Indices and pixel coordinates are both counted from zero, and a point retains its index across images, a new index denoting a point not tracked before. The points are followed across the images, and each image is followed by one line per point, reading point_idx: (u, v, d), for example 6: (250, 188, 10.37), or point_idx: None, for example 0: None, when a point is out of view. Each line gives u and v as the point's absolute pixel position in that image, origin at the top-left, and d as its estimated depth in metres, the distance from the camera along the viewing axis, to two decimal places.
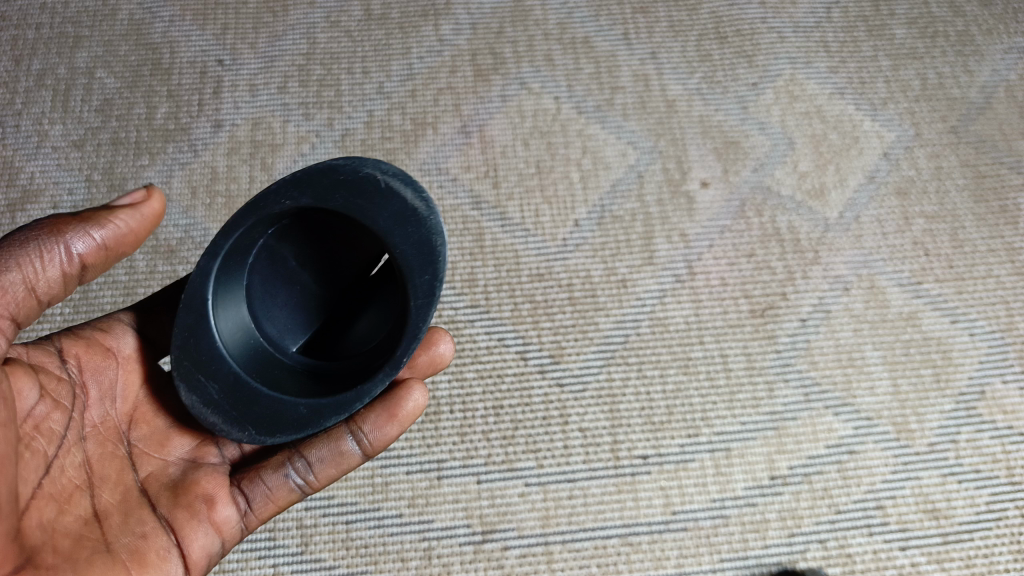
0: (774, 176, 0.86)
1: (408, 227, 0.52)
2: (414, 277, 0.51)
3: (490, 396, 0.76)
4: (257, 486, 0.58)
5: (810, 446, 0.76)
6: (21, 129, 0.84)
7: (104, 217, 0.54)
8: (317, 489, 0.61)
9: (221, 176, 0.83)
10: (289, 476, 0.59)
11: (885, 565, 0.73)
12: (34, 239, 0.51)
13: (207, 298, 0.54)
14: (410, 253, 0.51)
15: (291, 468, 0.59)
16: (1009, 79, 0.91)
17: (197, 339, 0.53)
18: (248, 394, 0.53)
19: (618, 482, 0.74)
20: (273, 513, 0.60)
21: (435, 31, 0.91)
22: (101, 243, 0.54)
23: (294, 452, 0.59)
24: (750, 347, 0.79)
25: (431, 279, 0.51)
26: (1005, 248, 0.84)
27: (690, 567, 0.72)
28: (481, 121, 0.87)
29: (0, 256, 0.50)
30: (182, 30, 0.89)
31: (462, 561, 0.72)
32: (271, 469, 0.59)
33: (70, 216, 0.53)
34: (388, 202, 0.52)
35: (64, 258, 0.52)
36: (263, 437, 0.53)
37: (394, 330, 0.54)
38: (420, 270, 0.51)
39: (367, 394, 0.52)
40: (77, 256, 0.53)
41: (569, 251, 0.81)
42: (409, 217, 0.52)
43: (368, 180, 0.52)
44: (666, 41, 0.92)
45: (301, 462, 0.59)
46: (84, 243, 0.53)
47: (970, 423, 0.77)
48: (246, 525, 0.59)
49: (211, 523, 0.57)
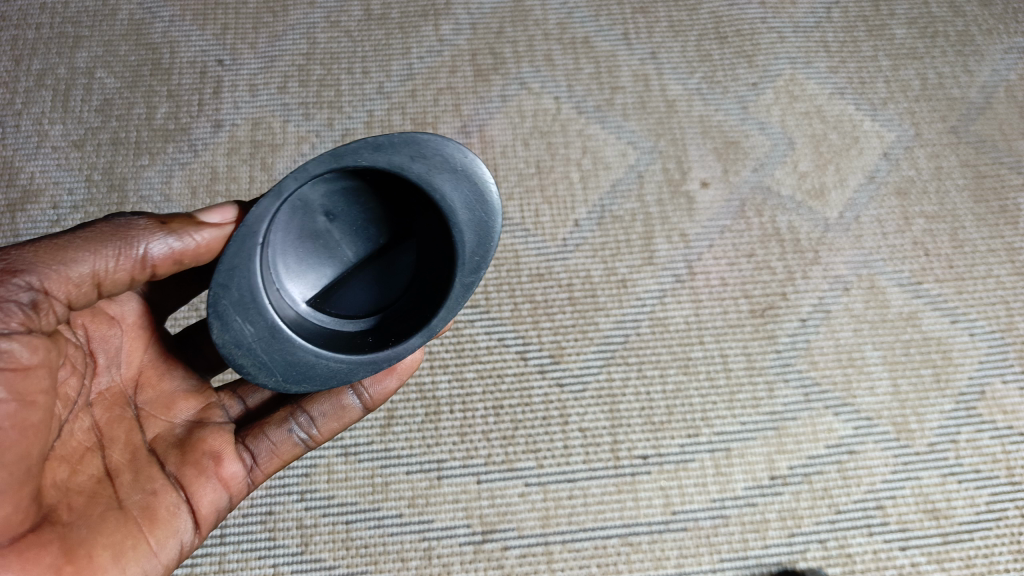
0: (774, 176, 0.86)
1: (474, 212, 0.53)
2: (467, 254, 0.53)
3: (490, 396, 0.76)
4: (263, 441, 0.62)
5: (810, 446, 0.76)
6: (21, 129, 0.84)
7: (189, 229, 0.53)
8: (317, 445, 0.65)
9: (221, 176, 0.83)
10: (293, 430, 0.63)
11: (885, 565, 0.73)
12: (114, 238, 0.51)
13: (255, 237, 0.52)
14: (470, 236, 0.53)
15: (295, 423, 0.63)
16: (1009, 79, 0.91)
17: (238, 281, 0.51)
18: (283, 344, 0.52)
19: (618, 482, 0.74)
20: (277, 468, 0.64)
21: (435, 31, 0.91)
22: (175, 255, 0.54)
23: (297, 408, 0.63)
24: (750, 347, 0.79)
25: (482, 259, 0.54)
26: (1006, 248, 0.84)
27: (690, 567, 0.72)
28: (481, 121, 0.87)
29: (80, 246, 0.50)
30: (182, 30, 0.89)
31: (462, 561, 0.72)
32: (276, 424, 0.63)
33: (158, 219, 0.54)
34: (458, 185, 0.53)
35: (137, 262, 0.52)
36: (291, 385, 0.53)
37: (422, 298, 0.55)
38: (478, 249, 0.53)
39: (397, 357, 0.54)
40: (150, 262, 0.53)
41: (569, 252, 0.81)
42: (480, 198, 0.53)
43: (445, 159, 0.53)
44: (666, 41, 0.92)
45: (304, 416, 0.63)
46: (160, 250, 0.53)
47: (970, 423, 0.77)
48: (252, 482, 0.62)
49: (220, 479, 0.59)
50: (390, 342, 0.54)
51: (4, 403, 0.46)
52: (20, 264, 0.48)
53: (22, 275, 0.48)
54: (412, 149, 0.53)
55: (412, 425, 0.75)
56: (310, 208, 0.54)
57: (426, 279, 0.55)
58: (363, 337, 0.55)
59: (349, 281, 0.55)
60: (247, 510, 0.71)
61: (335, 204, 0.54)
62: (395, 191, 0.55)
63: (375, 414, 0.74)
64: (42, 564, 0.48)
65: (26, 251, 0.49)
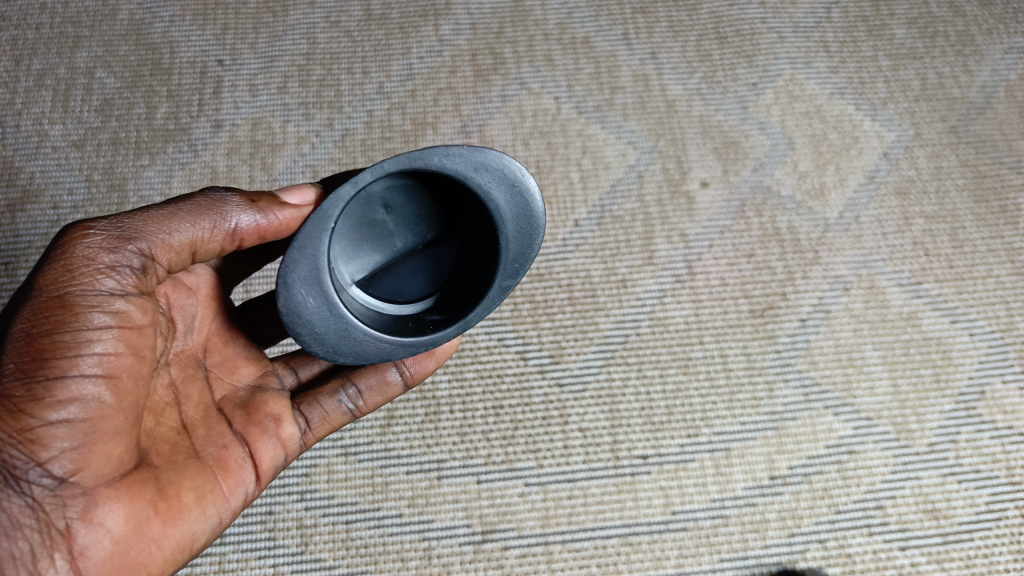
0: (774, 176, 0.86)
1: (527, 225, 0.53)
2: (509, 259, 0.53)
3: (490, 396, 0.76)
4: (316, 408, 0.63)
5: (810, 446, 0.76)
6: (21, 129, 0.84)
7: (275, 207, 0.54)
8: (362, 415, 0.66)
9: (221, 176, 0.83)
10: (344, 400, 0.63)
11: (885, 565, 0.73)
12: (210, 211, 0.52)
13: (327, 221, 0.51)
14: (517, 245, 0.53)
15: (344, 394, 0.63)
16: (1009, 79, 0.91)
17: (307, 253, 0.51)
18: (341, 320, 0.52)
19: (618, 482, 0.74)
20: (326, 435, 0.64)
21: (435, 31, 0.91)
22: (262, 231, 0.54)
23: (347, 379, 0.63)
24: (750, 347, 0.79)
25: (521, 265, 0.54)
26: (1006, 248, 0.84)
27: (690, 567, 0.72)
28: (481, 121, 0.87)
29: (180, 218, 0.50)
30: (182, 30, 0.89)
31: (462, 561, 0.72)
32: (328, 394, 0.63)
33: (247, 194, 0.54)
34: (517, 198, 0.53)
35: (228, 235, 0.53)
36: (341, 359, 0.53)
37: (460, 292, 0.55)
38: (522, 257, 0.53)
39: (433, 344, 0.54)
40: (238, 236, 0.53)
41: (569, 251, 0.81)
42: (531, 214, 0.53)
43: (510, 173, 0.52)
44: (666, 41, 0.92)
45: (354, 389, 0.64)
46: (248, 226, 0.53)
47: (970, 423, 0.77)
48: (304, 446, 0.63)
49: (278, 439, 0.60)
50: (429, 328, 0.54)
51: (121, 353, 0.48)
52: (131, 231, 0.49)
53: (134, 241, 0.48)
54: (480, 160, 0.52)
55: (412, 425, 0.75)
56: (374, 198, 0.52)
57: (464, 276, 0.55)
58: (403, 322, 0.55)
59: (398, 270, 0.55)
60: (246, 510, 0.71)
61: (397, 198, 0.53)
62: (452, 193, 0.54)
63: (376, 414, 0.74)
64: (142, 499, 0.50)
65: (133, 217, 0.49)
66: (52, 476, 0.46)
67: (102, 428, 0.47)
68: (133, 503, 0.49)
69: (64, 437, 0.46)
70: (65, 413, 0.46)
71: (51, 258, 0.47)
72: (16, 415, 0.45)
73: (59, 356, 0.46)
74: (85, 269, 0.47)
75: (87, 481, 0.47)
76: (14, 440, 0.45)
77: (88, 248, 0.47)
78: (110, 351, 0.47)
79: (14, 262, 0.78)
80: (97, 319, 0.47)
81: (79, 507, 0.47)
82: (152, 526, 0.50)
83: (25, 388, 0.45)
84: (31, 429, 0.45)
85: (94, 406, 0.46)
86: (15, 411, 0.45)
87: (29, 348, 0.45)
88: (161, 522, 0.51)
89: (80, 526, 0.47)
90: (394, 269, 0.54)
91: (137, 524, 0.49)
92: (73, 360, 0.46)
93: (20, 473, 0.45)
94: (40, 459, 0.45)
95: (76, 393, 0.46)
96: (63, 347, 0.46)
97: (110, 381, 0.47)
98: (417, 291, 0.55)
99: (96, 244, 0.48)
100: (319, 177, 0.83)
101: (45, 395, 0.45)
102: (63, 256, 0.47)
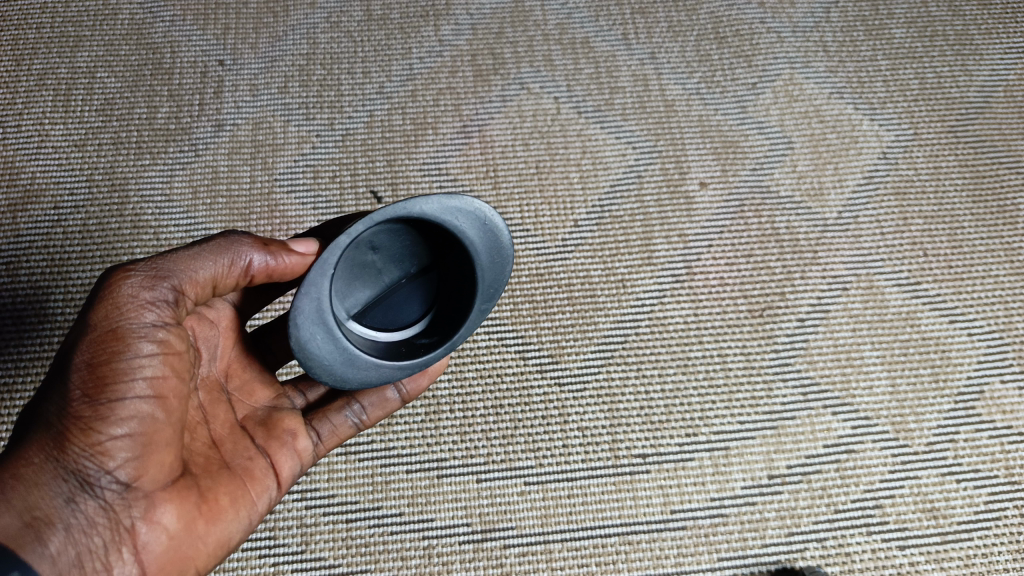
0: (773, 176, 0.86)
1: (499, 257, 0.55)
2: (485, 285, 0.55)
3: (490, 395, 0.76)
4: (326, 423, 0.63)
5: (809, 445, 0.76)
6: (22, 129, 0.85)
7: (283, 252, 0.55)
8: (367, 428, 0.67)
9: (222, 176, 0.83)
10: (351, 415, 0.64)
11: (884, 564, 0.73)
12: (227, 250, 0.53)
13: (328, 269, 0.51)
14: (492, 274, 0.55)
15: (349, 410, 0.64)
16: (1008, 79, 0.92)
17: (310, 295, 0.51)
18: (344, 352, 0.53)
19: (617, 481, 0.74)
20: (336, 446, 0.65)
21: (435, 32, 0.91)
22: (273, 272, 0.55)
23: (352, 396, 0.64)
24: (748, 347, 0.79)
25: (496, 290, 0.55)
26: (1005, 248, 0.84)
27: (688, 566, 0.72)
28: (481, 122, 0.87)
29: (203, 256, 0.52)
30: (182, 30, 0.90)
31: (462, 560, 0.72)
32: (336, 410, 0.64)
33: (260, 236, 0.55)
34: (491, 235, 0.54)
35: (242, 272, 0.54)
36: (346, 384, 0.53)
37: (443, 315, 0.56)
38: (496, 282, 0.55)
39: (425, 364, 0.55)
40: (251, 274, 0.55)
41: (569, 252, 0.82)
42: (501, 247, 0.55)
43: (482, 217, 0.54)
44: (665, 41, 0.92)
45: (358, 405, 0.65)
46: (261, 265, 0.54)
47: (969, 423, 0.78)
48: (316, 457, 0.63)
49: (295, 451, 0.60)
50: (419, 351, 0.55)
51: (168, 375, 0.50)
52: (164, 270, 0.51)
53: (167, 279, 0.50)
54: (456, 205, 0.53)
55: (412, 425, 0.75)
56: (362, 243, 0.52)
57: (446, 302, 0.56)
58: (399, 347, 0.55)
59: (389, 301, 0.55)
60: None
61: (382, 239, 0.53)
62: (432, 234, 0.54)
63: None
64: (191, 501, 0.52)
65: (163, 257, 0.51)
66: (119, 482, 0.48)
67: (157, 440, 0.49)
68: (185, 504, 0.51)
69: (126, 449, 0.48)
70: (125, 429, 0.47)
71: (97, 298, 0.49)
72: (85, 431, 0.47)
73: (118, 379, 0.47)
74: (131, 305, 0.49)
75: (147, 485, 0.49)
76: (86, 454, 0.47)
77: (129, 287, 0.49)
78: (159, 373, 0.49)
79: (15, 262, 0.79)
80: (146, 348, 0.49)
81: (141, 508, 0.49)
82: (199, 526, 0.52)
83: (91, 410, 0.47)
84: (99, 443, 0.47)
85: (149, 422, 0.48)
86: (84, 429, 0.47)
87: (91, 376, 0.47)
88: (205, 522, 0.53)
89: (142, 525, 0.49)
90: (385, 301, 0.55)
91: (188, 523, 0.52)
92: (128, 384, 0.48)
93: (92, 480, 0.47)
94: (108, 468, 0.47)
95: (134, 412, 0.48)
96: (121, 373, 0.47)
97: (161, 400, 0.49)
98: (407, 318, 0.56)
99: (136, 283, 0.49)
100: (320, 178, 0.83)
101: (108, 414, 0.47)
102: (109, 296, 0.49)
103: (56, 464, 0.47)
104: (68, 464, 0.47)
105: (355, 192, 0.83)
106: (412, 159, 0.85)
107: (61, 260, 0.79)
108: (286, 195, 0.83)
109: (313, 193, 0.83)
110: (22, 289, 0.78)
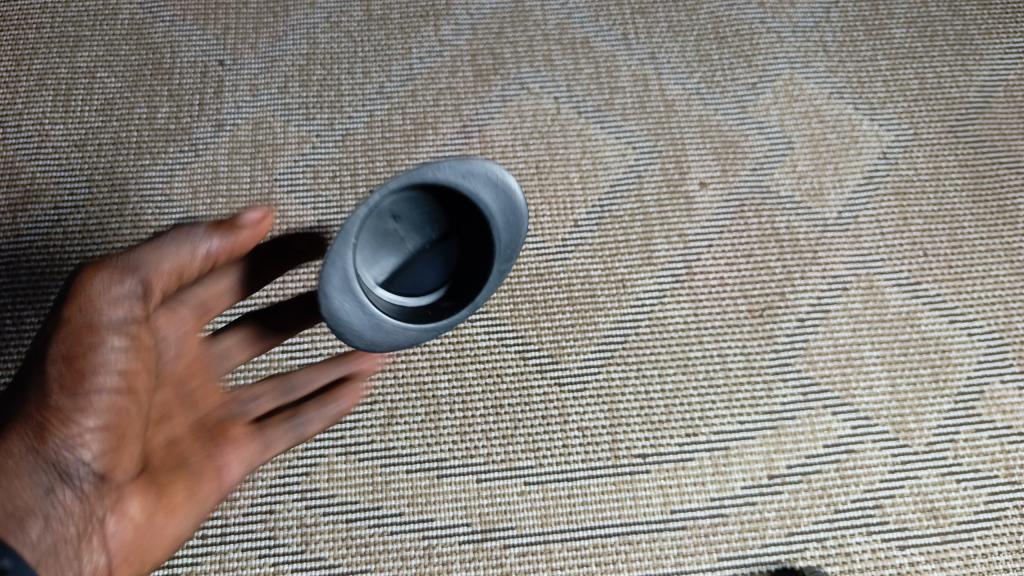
0: (773, 176, 0.86)
1: (513, 219, 0.55)
2: (505, 247, 0.55)
3: (490, 395, 0.76)
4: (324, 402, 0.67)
5: (809, 445, 0.76)
6: (22, 129, 0.85)
7: (228, 230, 0.57)
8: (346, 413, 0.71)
9: (222, 176, 0.83)
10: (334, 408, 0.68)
11: (883, 564, 0.73)
12: (177, 241, 0.56)
13: (349, 238, 0.52)
14: (509, 238, 0.55)
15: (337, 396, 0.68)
16: (1009, 78, 0.92)
17: (335, 265, 0.53)
18: (372, 318, 0.55)
19: (616, 481, 0.74)
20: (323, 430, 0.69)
21: (435, 31, 0.91)
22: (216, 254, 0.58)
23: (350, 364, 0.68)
24: (748, 347, 0.79)
25: (515, 251, 0.56)
26: (1005, 248, 0.84)
27: (688, 566, 0.72)
28: (481, 121, 0.87)
29: (150, 248, 0.55)
30: (182, 30, 0.90)
31: (462, 560, 0.72)
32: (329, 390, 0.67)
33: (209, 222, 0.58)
34: (506, 199, 0.54)
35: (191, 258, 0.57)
36: (376, 349, 0.56)
37: (466, 277, 0.57)
38: (515, 243, 0.56)
39: (449, 325, 0.56)
40: (200, 258, 0.57)
41: (569, 251, 0.82)
42: (518, 210, 0.55)
43: (496, 180, 0.54)
44: (666, 41, 0.92)
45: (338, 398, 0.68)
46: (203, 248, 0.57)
47: (969, 423, 0.78)
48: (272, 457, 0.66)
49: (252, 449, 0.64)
50: (444, 314, 0.56)
51: (135, 370, 0.54)
52: (131, 264, 0.54)
53: (135, 272, 0.54)
54: (472, 169, 0.53)
55: (412, 424, 0.75)
56: (383, 211, 0.53)
57: (469, 265, 0.57)
58: (423, 311, 0.56)
59: (414, 266, 0.55)
60: (247, 509, 0.72)
61: (402, 206, 0.53)
62: (452, 198, 0.54)
63: (376, 414, 0.75)
64: (152, 496, 0.55)
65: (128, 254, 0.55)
66: (93, 472, 0.51)
67: (127, 433, 0.53)
68: (148, 497, 0.55)
69: (99, 439, 0.51)
70: (99, 421, 0.51)
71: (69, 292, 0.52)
72: (64, 422, 0.50)
73: (93, 373, 0.51)
74: (100, 298, 0.52)
75: (116, 477, 0.52)
76: (62, 444, 0.50)
77: (100, 280, 0.53)
78: (128, 369, 0.53)
79: (15, 262, 0.79)
80: (116, 343, 0.52)
81: (111, 499, 0.52)
82: (160, 519, 0.55)
83: (70, 401, 0.50)
84: (76, 433, 0.50)
85: (122, 414, 0.52)
86: (63, 419, 0.50)
87: (68, 370, 0.50)
88: (164, 516, 0.56)
89: (111, 517, 0.52)
90: (409, 267, 0.55)
91: (151, 516, 0.55)
92: (103, 376, 0.51)
93: (69, 471, 0.50)
94: (82, 458, 0.50)
95: (106, 404, 0.51)
96: (95, 368, 0.51)
97: (132, 392, 0.53)
98: (431, 281, 0.57)
99: (105, 278, 0.53)
100: (320, 178, 0.83)
101: (85, 405, 0.50)
102: (81, 290, 0.52)
103: (34, 455, 0.49)
104: (48, 455, 0.49)
105: (355, 192, 0.83)
106: (412, 159, 0.85)
107: (61, 260, 0.79)
108: (286, 195, 0.83)
109: (313, 193, 0.83)
110: (21, 289, 0.78)
